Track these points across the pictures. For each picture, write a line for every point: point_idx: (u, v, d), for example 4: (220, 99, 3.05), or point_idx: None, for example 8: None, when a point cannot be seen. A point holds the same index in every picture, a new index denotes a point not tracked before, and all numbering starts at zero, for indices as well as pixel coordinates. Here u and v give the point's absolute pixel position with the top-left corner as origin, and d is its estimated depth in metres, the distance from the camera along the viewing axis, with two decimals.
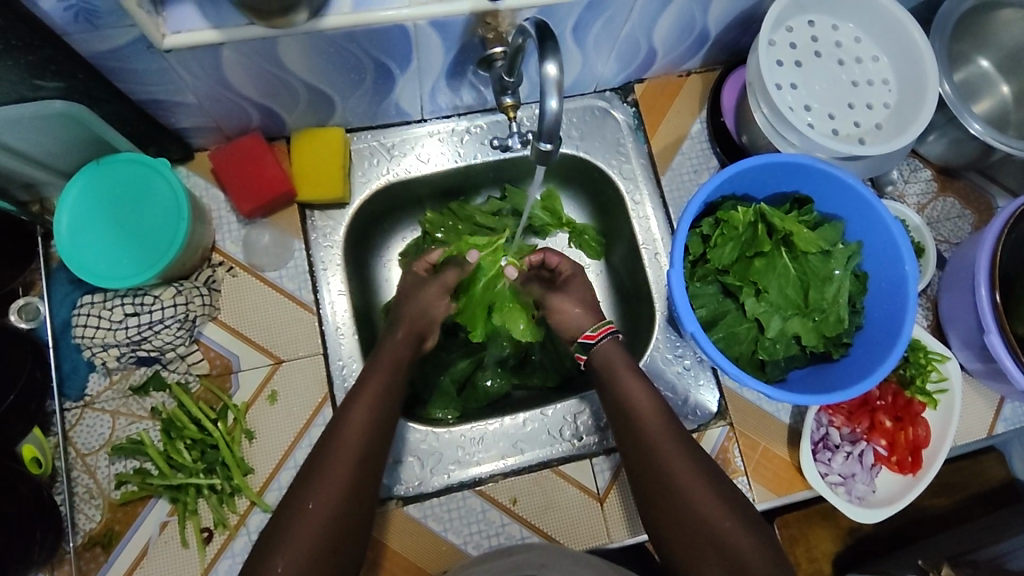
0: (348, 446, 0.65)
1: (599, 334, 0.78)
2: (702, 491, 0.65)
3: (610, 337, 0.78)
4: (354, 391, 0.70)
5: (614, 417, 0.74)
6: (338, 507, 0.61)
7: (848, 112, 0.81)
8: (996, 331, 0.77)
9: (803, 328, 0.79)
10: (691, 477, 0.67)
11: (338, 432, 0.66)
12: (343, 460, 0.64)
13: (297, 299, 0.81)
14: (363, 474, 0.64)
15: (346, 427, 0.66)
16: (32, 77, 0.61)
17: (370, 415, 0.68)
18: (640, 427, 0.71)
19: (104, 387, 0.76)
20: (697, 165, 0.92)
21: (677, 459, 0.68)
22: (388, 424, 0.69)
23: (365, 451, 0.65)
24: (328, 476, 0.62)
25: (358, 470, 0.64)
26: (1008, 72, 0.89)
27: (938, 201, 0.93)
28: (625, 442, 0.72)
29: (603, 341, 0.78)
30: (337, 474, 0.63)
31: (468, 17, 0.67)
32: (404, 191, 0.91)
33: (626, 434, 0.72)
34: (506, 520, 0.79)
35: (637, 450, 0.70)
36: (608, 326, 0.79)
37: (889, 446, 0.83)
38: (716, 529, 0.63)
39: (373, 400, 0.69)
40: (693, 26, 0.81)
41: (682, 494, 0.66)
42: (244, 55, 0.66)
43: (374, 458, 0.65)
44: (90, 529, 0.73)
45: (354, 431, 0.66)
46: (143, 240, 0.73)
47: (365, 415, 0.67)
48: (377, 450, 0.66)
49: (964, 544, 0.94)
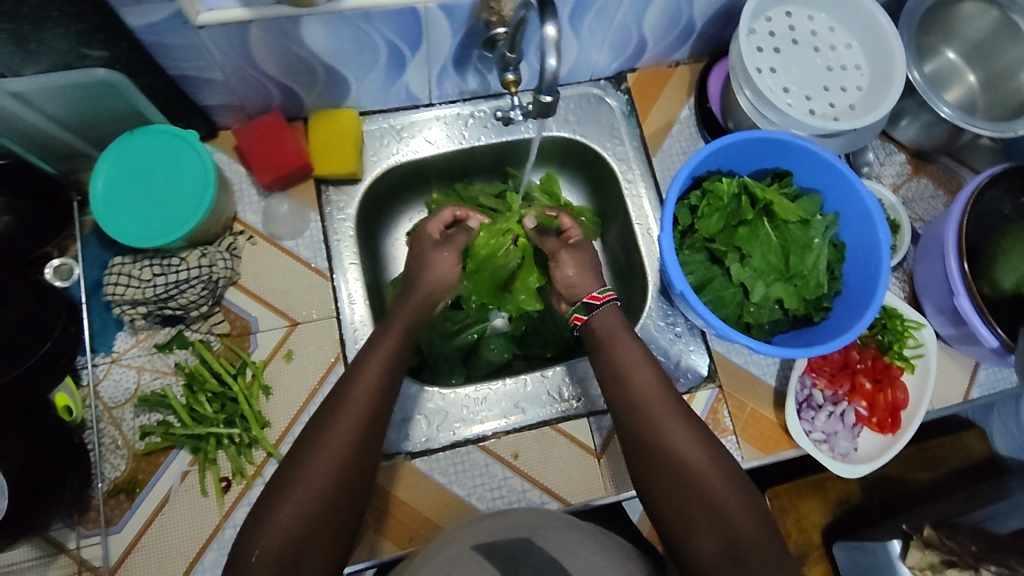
0: (350, 416, 0.67)
1: (604, 298, 0.83)
2: (693, 454, 0.68)
3: (611, 304, 0.82)
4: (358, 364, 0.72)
5: (612, 386, 0.76)
6: (338, 472, 0.63)
7: (824, 94, 0.87)
8: (964, 294, 0.83)
9: (784, 292, 0.85)
10: (685, 441, 0.69)
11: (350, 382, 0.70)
12: (342, 430, 0.66)
13: (313, 266, 0.86)
14: (362, 443, 0.66)
15: (350, 398, 0.68)
16: (80, 47, 0.68)
17: (374, 388, 0.70)
18: (637, 395, 0.74)
19: (131, 345, 0.81)
20: (686, 147, 0.98)
21: (671, 426, 0.70)
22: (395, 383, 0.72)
23: (368, 421, 0.67)
24: (327, 442, 0.64)
25: (357, 439, 0.65)
26: (974, 62, 0.96)
27: (912, 182, 1.00)
28: (622, 407, 0.74)
29: (605, 304, 0.82)
30: (337, 442, 0.65)
31: (474, 2, 0.74)
32: (412, 172, 0.97)
33: (624, 401, 0.74)
34: (507, 474, 0.84)
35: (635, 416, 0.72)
36: (611, 292, 0.83)
37: (869, 407, 0.88)
38: (705, 484, 0.66)
39: (377, 374, 0.71)
40: (680, 17, 0.88)
41: (675, 456, 0.68)
42: (270, 34, 0.72)
43: (375, 428, 0.68)
44: (115, 477, 0.78)
45: (356, 402, 0.68)
46: (172, 205, 0.79)
47: (368, 389, 0.69)
48: (380, 421, 0.68)
49: (945, 511, 0.98)
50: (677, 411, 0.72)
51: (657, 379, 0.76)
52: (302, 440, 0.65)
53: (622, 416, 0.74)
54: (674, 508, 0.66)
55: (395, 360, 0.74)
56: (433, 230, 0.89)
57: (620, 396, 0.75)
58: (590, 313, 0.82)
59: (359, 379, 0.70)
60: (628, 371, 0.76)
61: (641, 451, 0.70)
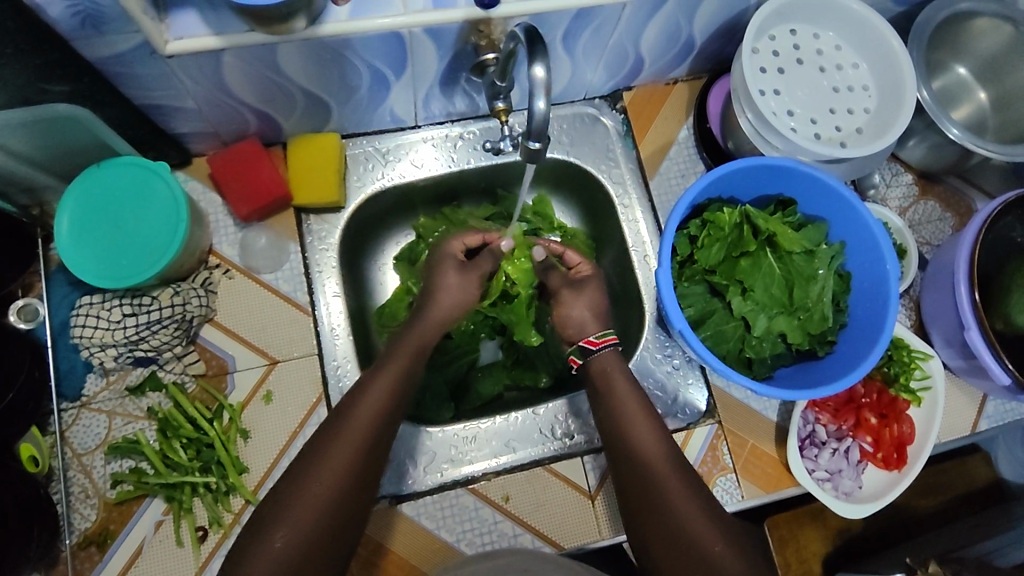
0: (325, 478, 0.62)
1: (601, 342, 0.79)
2: (688, 507, 0.65)
3: (610, 348, 0.79)
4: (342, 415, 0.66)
5: (610, 430, 0.73)
6: (309, 538, 0.59)
7: (829, 117, 0.83)
8: (975, 328, 0.79)
9: (788, 326, 0.81)
10: (681, 493, 0.66)
11: (349, 410, 0.67)
12: (314, 494, 0.61)
13: (293, 301, 0.82)
14: (339, 507, 0.61)
15: (328, 456, 0.63)
16: (39, 82, 0.64)
17: (359, 444, 0.64)
18: (639, 443, 0.70)
19: (101, 388, 0.77)
20: (685, 170, 0.94)
21: (666, 474, 0.68)
22: (398, 409, 0.69)
23: (347, 481, 0.62)
24: (296, 507, 0.60)
25: (332, 504, 0.61)
26: (984, 80, 0.92)
27: (919, 205, 0.96)
28: (618, 452, 0.71)
29: (602, 348, 0.78)
30: (306, 508, 0.60)
31: (461, 26, 0.69)
32: (398, 197, 0.93)
33: (621, 447, 0.71)
34: (498, 518, 0.80)
35: (630, 463, 0.69)
36: (610, 336, 0.79)
37: (874, 443, 0.85)
38: (698, 533, 0.63)
39: (362, 423, 0.66)
40: (679, 35, 0.84)
41: (669, 509, 0.65)
42: (244, 61, 0.68)
43: (355, 489, 0.63)
44: (85, 528, 0.74)
45: (340, 449, 0.63)
46: (142, 241, 0.75)
47: (353, 442, 0.64)
48: (364, 481, 0.64)
49: (952, 541, 0.93)
50: (674, 456, 0.70)
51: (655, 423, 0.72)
52: (273, 500, 0.61)
53: (618, 462, 0.71)
54: (671, 565, 0.63)
55: (387, 408, 0.68)
56: (456, 251, 0.87)
57: (613, 429, 0.72)
58: (586, 357, 0.79)
59: (340, 430, 0.65)
60: (627, 413, 0.73)
61: (636, 502, 0.67)
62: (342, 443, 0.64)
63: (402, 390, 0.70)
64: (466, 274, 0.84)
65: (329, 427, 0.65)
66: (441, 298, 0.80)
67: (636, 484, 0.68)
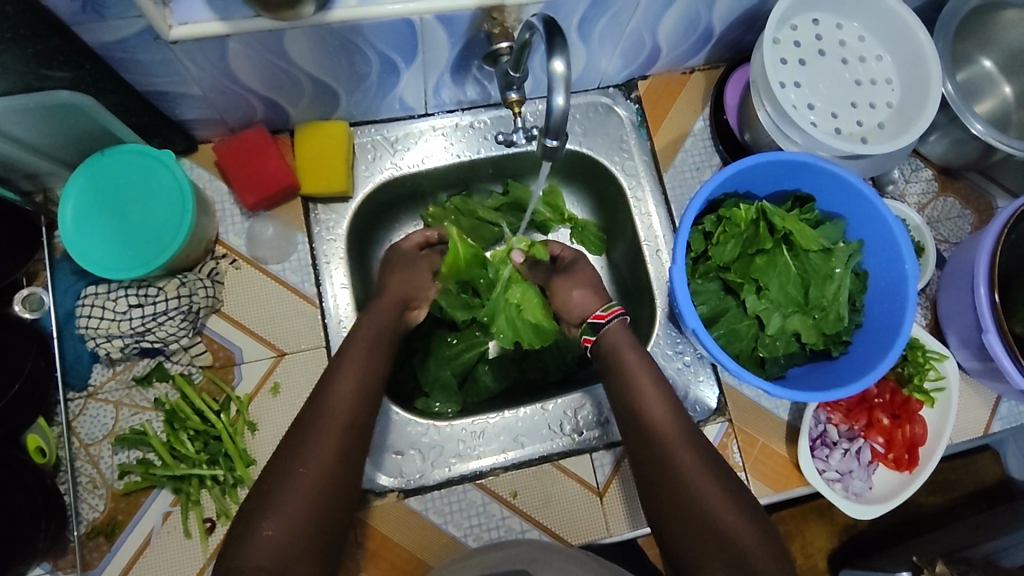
0: (288, 504, 0.56)
1: (609, 315, 0.77)
2: (713, 493, 0.63)
3: (618, 319, 0.77)
4: (318, 407, 0.63)
5: (627, 418, 0.71)
6: (300, 523, 0.56)
7: (851, 111, 0.81)
8: (994, 331, 0.78)
9: (802, 325, 0.80)
10: (708, 486, 0.64)
11: (323, 398, 0.64)
12: (296, 490, 0.57)
13: (300, 292, 0.81)
14: (329, 496, 0.59)
15: (289, 485, 0.58)
16: (39, 68, 0.62)
17: (329, 466, 0.59)
18: (659, 434, 0.68)
19: (108, 378, 0.77)
20: (700, 162, 0.92)
21: (710, 489, 0.63)
22: (376, 393, 0.67)
23: (318, 499, 0.58)
24: (269, 523, 0.56)
25: (319, 498, 0.58)
26: (1010, 74, 0.90)
27: (938, 201, 0.94)
28: (639, 446, 0.69)
29: (611, 321, 0.76)
30: (290, 512, 0.56)
31: (473, 12, 0.67)
32: (407, 187, 0.91)
33: (642, 440, 0.69)
34: (505, 514, 0.80)
35: (662, 481, 0.65)
36: (617, 308, 0.78)
37: (886, 444, 0.84)
38: (713, 516, 0.61)
39: (353, 394, 0.64)
40: (698, 23, 0.81)
41: (694, 495, 0.63)
42: (249, 47, 0.65)
43: (340, 483, 0.60)
44: (93, 518, 0.74)
45: (326, 434, 0.61)
46: (150, 231, 0.74)
47: (337, 428, 0.62)
48: (349, 474, 0.61)
49: (959, 541, 0.91)
50: (717, 472, 0.65)
51: (676, 413, 0.70)
52: (236, 533, 0.57)
53: (650, 479, 0.67)
54: (688, 539, 0.62)
55: (359, 418, 0.64)
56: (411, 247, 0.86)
57: (631, 416, 0.71)
58: (597, 332, 0.77)
59: (332, 405, 0.63)
60: (663, 437, 0.68)
61: (675, 520, 0.63)
62: (305, 475, 0.58)
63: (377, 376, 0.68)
64: None
65: (302, 424, 0.62)
66: None
67: (672, 503, 0.64)
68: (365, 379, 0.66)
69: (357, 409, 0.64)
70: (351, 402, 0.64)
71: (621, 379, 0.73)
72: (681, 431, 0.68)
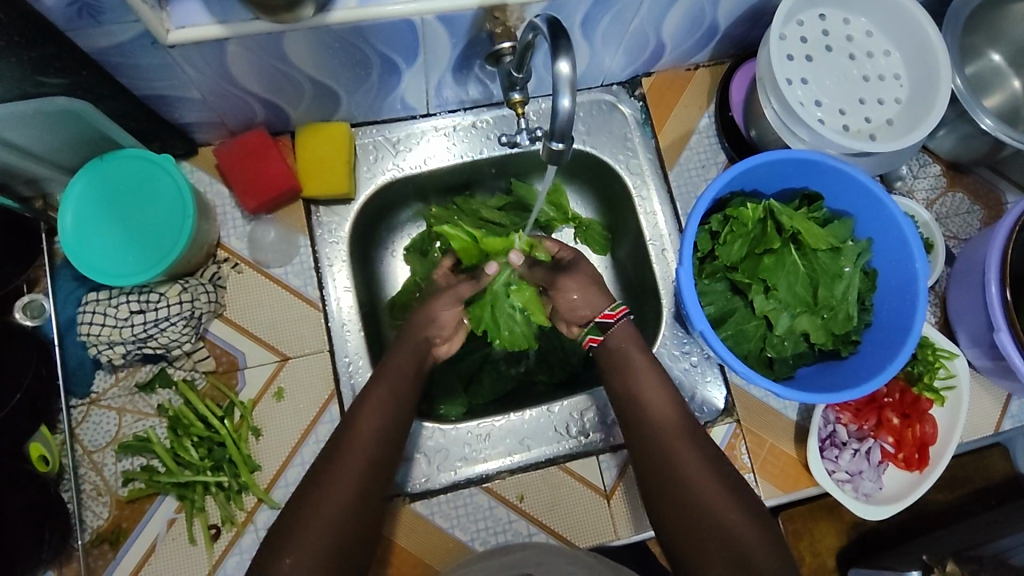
0: (309, 535, 0.58)
1: (618, 315, 0.77)
2: (716, 494, 0.63)
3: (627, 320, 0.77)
4: (341, 443, 0.65)
5: (632, 427, 0.71)
6: (321, 555, 0.57)
7: (859, 108, 0.80)
8: (1005, 329, 0.77)
9: (811, 325, 0.79)
10: (712, 488, 0.63)
11: (346, 434, 0.65)
12: (317, 520, 0.58)
13: (304, 296, 0.81)
14: (348, 526, 0.60)
15: (310, 515, 0.59)
16: (36, 74, 0.61)
17: (348, 497, 0.61)
18: (665, 443, 0.68)
19: (110, 384, 0.76)
20: (705, 160, 0.91)
21: (713, 490, 0.63)
22: (397, 428, 0.68)
23: (339, 530, 0.59)
24: (290, 555, 0.56)
25: (338, 527, 0.59)
26: (1020, 67, 0.88)
27: (947, 197, 0.93)
28: (643, 454, 0.69)
29: (620, 321, 0.77)
30: (311, 542, 0.57)
31: (475, 12, 0.66)
32: (409, 188, 0.90)
33: (647, 451, 0.69)
34: (512, 517, 0.79)
35: (664, 481, 0.65)
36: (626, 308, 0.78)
37: (896, 443, 0.83)
38: (716, 514, 0.61)
39: (375, 431, 0.66)
40: (703, 20, 0.80)
41: (697, 496, 0.63)
42: (249, 50, 0.65)
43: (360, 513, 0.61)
44: (98, 526, 0.73)
45: (349, 467, 0.63)
46: (151, 237, 0.73)
47: (359, 461, 0.63)
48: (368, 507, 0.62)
49: (969, 539, 0.90)
50: (719, 472, 0.65)
51: (680, 421, 0.70)
52: (257, 567, 0.57)
53: (655, 487, 0.66)
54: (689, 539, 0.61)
55: (380, 455, 0.65)
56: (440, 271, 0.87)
57: (636, 425, 0.71)
58: (605, 332, 0.77)
59: (354, 440, 0.65)
60: (667, 443, 0.68)
61: (677, 520, 0.63)
62: (326, 506, 0.60)
63: (399, 411, 0.69)
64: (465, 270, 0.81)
65: (325, 460, 0.63)
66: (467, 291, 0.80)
67: (673, 503, 0.64)
68: (387, 415, 0.68)
69: (381, 448, 0.65)
70: (374, 438, 0.66)
71: (628, 390, 0.73)
72: (685, 438, 0.68)
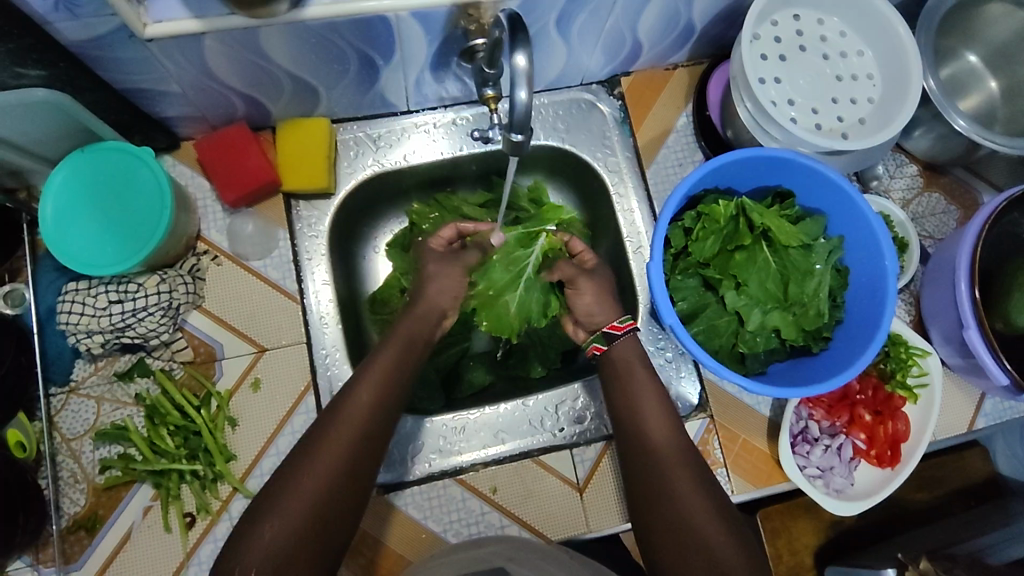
0: (291, 506, 0.60)
1: (624, 328, 0.79)
2: (694, 496, 0.65)
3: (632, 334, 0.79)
4: (332, 415, 0.66)
5: (626, 414, 0.74)
6: (298, 527, 0.59)
7: (831, 107, 0.81)
8: (974, 327, 0.78)
9: (782, 322, 0.80)
10: (692, 490, 0.66)
11: (340, 408, 0.66)
12: (300, 494, 0.60)
13: (282, 289, 0.82)
14: (328, 502, 0.61)
15: (295, 489, 0.61)
16: (15, 66, 0.63)
17: (334, 473, 0.62)
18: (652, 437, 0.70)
19: (90, 373, 0.78)
20: (683, 159, 0.92)
21: (692, 492, 0.65)
22: (393, 403, 0.69)
23: (318, 504, 0.61)
24: (271, 523, 0.59)
25: (319, 501, 0.61)
26: (995, 68, 0.89)
27: (923, 197, 0.93)
28: (633, 443, 0.71)
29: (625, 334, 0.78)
30: (292, 514, 0.59)
31: (449, 9, 0.67)
32: (390, 184, 0.92)
33: (636, 440, 0.71)
34: (485, 509, 0.80)
35: (647, 477, 0.68)
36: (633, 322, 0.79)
37: (867, 440, 0.84)
38: (691, 517, 0.64)
39: (369, 406, 0.67)
40: (678, 19, 0.81)
41: (676, 496, 0.65)
42: (225, 44, 0.66)
43: (344, 489, 0.62)
44: (75, 512, 0.74)
45: (335, 444, 0.64)
46: (130, 228, 0.75)
47: (347, 436, 0.64)
48: (355, 482, 0.63)
49: (944, 537, 0.90)
50: (701, 474, 0.68)
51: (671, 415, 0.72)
52: (241, 531, 0.60)
53: (639, 478, 0.69)
54: (664, 538, 0.64)
55: (372, 428, 0.66)
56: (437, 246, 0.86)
57: (630, 412, 0.73)
58: (610, 342, 0.79)
59: (345, 415, 0.66)
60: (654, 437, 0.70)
61: (658, 519, 0.65)
62: (311, 480, 0.61)
63: (395, 385, 0.70)
64: (445, 264, 0.83)
65: (316, 432, 0.65)
66: (446, 283, 0.81)
67: (656, 506, 0.66)
68: (383, 389, 0.68)
69: (371, 422, 0.66)
70: (365, 412, 0.66)
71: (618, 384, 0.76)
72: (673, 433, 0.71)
